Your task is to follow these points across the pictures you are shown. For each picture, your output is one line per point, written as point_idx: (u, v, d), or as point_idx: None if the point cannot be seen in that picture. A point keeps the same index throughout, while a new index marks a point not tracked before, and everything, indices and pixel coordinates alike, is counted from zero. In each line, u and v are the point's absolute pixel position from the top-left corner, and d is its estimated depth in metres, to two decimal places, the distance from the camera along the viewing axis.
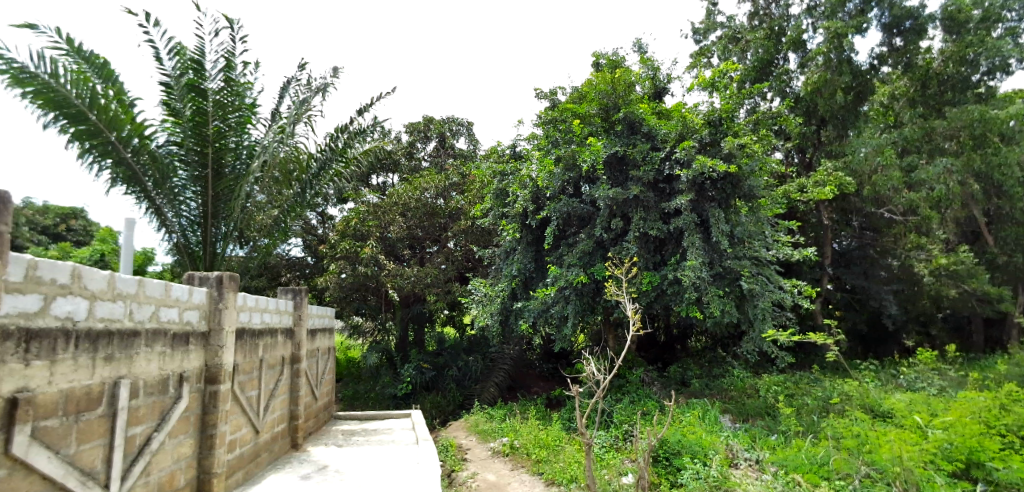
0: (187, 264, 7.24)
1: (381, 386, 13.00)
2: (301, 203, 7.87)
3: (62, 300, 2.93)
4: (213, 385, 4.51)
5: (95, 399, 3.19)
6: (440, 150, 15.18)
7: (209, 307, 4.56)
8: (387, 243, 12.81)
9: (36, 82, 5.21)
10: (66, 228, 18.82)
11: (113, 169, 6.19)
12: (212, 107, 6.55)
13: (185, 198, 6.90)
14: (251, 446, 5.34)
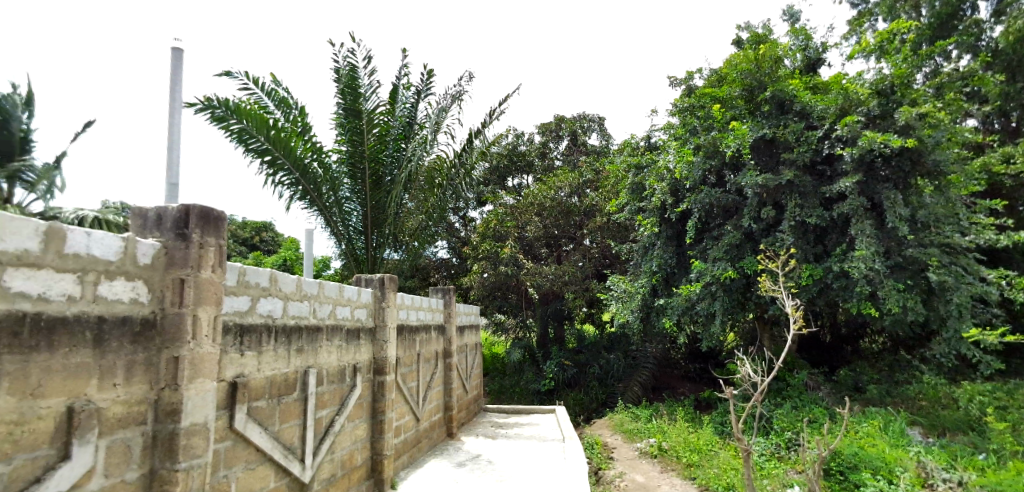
0: (354, 267, 8.17)
1: (525, 381, 13.43)
2: (446, 207, 8.40)
3: (264, 301, 3.47)
4: (381, 376, 5.00)
5: (292, 385, 3.72)
6: (573, 148, 15.24)
7: (374, 306, 5.07)
8: (525, 242, 13.15)
9: (233, 120, 6.22)
10: (260, 239, 22.23)
11: (293, 187, 7.17)
12: (370, 126, 7.28)
13: (350, 208, 7.74)
14: (413, 432, 5.82)
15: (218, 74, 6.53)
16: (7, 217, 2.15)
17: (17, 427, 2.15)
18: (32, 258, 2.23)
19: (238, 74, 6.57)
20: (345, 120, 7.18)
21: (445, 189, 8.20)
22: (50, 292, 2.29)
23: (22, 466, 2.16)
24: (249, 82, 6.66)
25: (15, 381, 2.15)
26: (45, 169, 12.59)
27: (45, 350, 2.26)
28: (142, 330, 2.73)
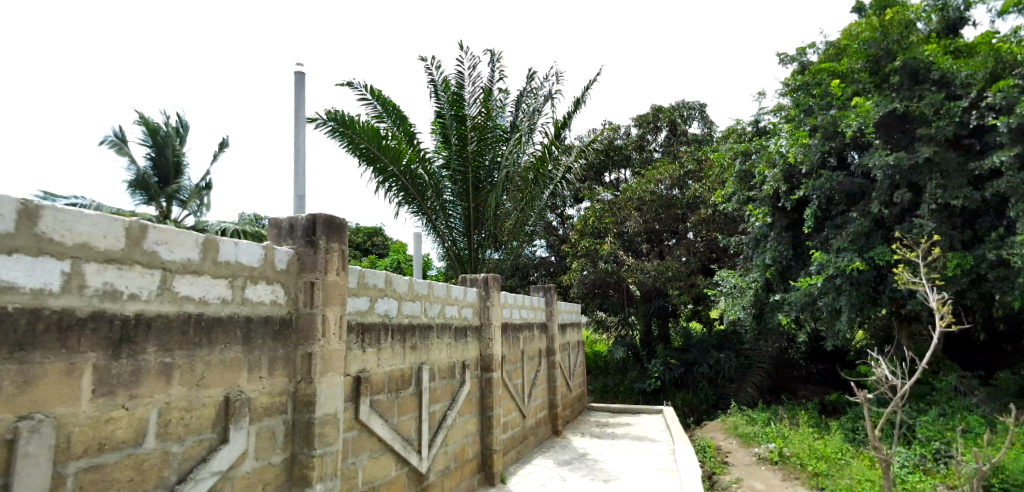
0: (457, 267, 8.51)
1: (629, 380, 13.20)
2: (541, 206, 8.54)
3: (381, 301, 3.72)
4: (488, 373, 5.15)
5: (408, 380, 3.95)
6: (673, 138, 14.72)
7: (479, 304, 5.23)
8: (625, 238, 12.89)
9: (350, 132, 6.71)
10: (372, 244, 23.82)
11: (401, 193, 7.60)
12: (472, 131, 7.53)
13: (452, 211, 8.06)
14: (520, 429, 5.92)
15: (341, 84, 7.09)
16: (176, 231, 2.61)
17: (187, 413, 2.57)
18: (194, 266, 2.68)
19: (358, 85, 7.11)
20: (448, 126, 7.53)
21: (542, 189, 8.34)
22: (208, 296, 2.72)
23: (192, 447, 2.58)
24: (367, 93, 7.17)
25: (184, 373, 2.57)
26: (195, 189, 14.43)
27: (206, 346, 2.68)
28: (281, 329, 3.10)
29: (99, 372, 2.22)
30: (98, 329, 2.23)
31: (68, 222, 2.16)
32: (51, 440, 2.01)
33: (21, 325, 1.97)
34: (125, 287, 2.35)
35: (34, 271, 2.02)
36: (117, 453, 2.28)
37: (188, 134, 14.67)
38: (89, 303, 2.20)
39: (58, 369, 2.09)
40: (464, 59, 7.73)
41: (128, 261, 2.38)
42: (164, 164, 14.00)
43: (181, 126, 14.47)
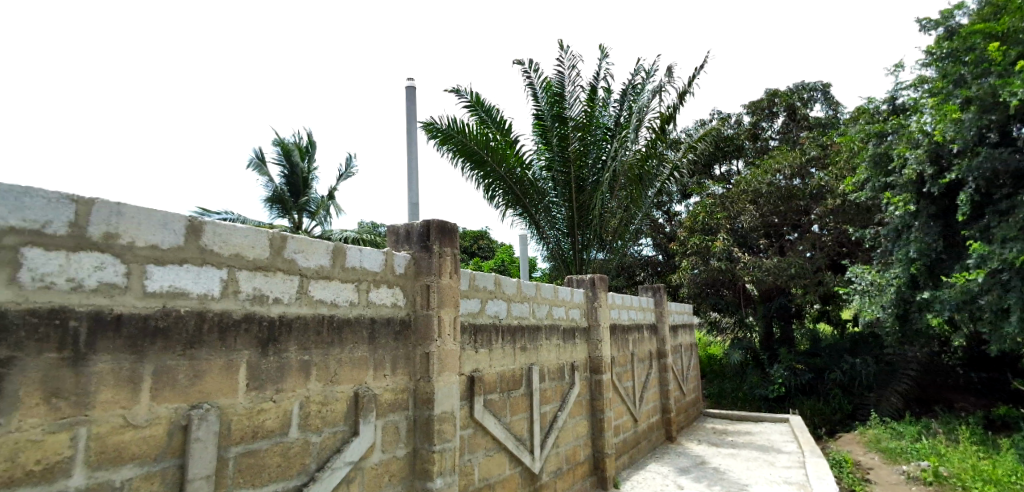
0: (562, 268, 8.52)
1: (748, 386, 12.32)
2: (645, 203, 8.31)
3: (491, 302, 3.82)
4: (597, 375, 5.09)
5: (519, 381, 4.02)
6: (792, 124, 13.64)
7: (587, 305, 5.19)
8: (739, 234, 12.14)
9: (457, 138, 7.08)
10: (478, 247, 24.70)
11: (505, 197, 7.80)
12: (573, 130, 7.50)
13: (556, 213, 8.09)
14: (632, 433, 5.78)
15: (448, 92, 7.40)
16: (309, 240, 2.92)
17: (323, 406, 2.84)
18: (325, 271, 2.96)
19: (464, 92, 7.38)
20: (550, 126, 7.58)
21: (647, 186, 8.10)
22: (338, 299, 2.98)
23: (328, 438, 2.84)
24: (472, 99, 7.42)
25: (320, 371, 2.84)
26: (322, 200, 15.82)
27: (337, 346, 2.94)
28: (401, 330, 3.29)
29: (252, 368, 2.55)
30: (249, 329, 2.56)
31: (224, 236, 2.55)
32: (216, 426, 2.36)
33: (191, 325, 2.35)
34: (270, 292, 2.68)
35: (199, 278, 2.41)
36: (267, 441, 2.57)
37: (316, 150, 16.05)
38: (242, 305, 2.55)
39: (219, 365, 2.43)
40: (564, 58, 7.72)
41: (272, 268, 2.72)
42: (296, 179, 15.44)
43: (310, 144, 15.87)
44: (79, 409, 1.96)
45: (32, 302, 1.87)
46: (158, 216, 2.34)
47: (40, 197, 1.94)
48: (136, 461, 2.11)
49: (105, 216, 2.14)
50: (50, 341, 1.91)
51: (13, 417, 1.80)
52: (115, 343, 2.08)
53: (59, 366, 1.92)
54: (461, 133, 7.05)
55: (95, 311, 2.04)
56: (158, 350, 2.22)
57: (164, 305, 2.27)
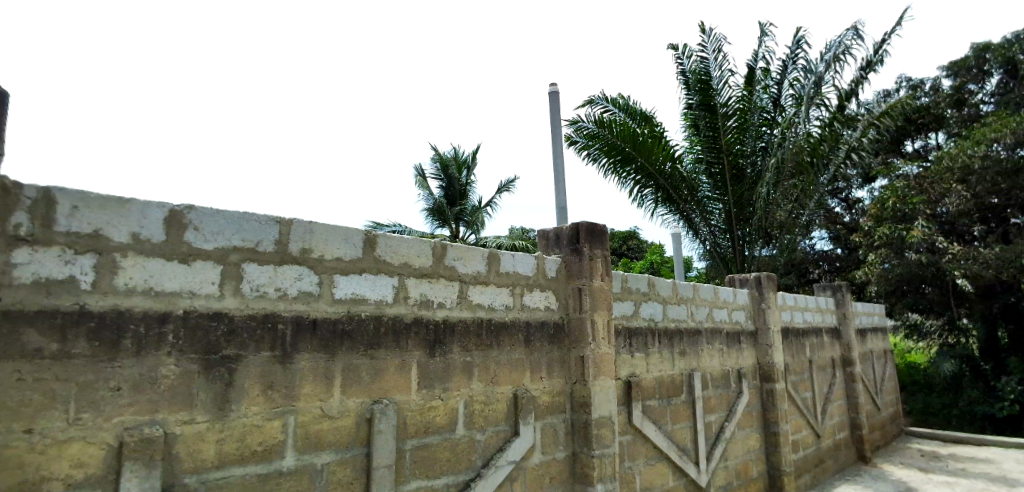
0: (722, 267, 8.24)
1: (965, 402, 10.45)
2: (819, 189, 7.67)
3: (645, 304, 3.69)
4: (769, 383, 4.65)
5: (679, 387, 3.83)
6: (1012, 82, 11.32)
7: (754, 307, 4.79)
8: (943, 222, 10.56)
9: (600, 140, 7.14)
10: (628, 248, 24.48)
11: (655, 195, 7.73)
12: (725, 118, 7.19)
13: (712, 208, 7.86)
14: (814, 450, 5.22)
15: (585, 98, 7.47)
16: (467, 247, 3.11)
17: (485, 406, 3.00)
18: (482, 276, 3.12)
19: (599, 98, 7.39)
20: (701, 121, 7.29)
21: (819, 171, 7.52)
22: (494, 303, 3.12)
23: (492, 436, 3.00)
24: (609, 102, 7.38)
25: (481, 371, 3.01)
26: (476, 210, 16.69)
27: (496, 347, 3.08)
28: (555, 333, 3.33)
29: (422, 368, 2.82)
30: (418, 331, 2.83)
31: (393, 245, 2.85)
32: (393, 420, 2.70)
33: (370, 328, 2.69)
34: (434, 297, 2.92)
35: (375, 286, 2.74)
36: (437, 436, 2.83)
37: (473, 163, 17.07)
38: (412, 310, 2.83)
39: (394, 365, 2.74)
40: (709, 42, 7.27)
41: (435, 275, 2.95)
42: (454, 192, 16.63)
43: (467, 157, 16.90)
44: (287, 400, 2.42)
45: (251, 309, 2.36)
46: (341, 232, 2.71)
47: (253, 221, 2.44)
48: (332, 448, 2.53)
49: (301, 235, 2.57)
50: (264, 342, 2.39)
51: (242, 405, 2.30)
52: (312, 343, 2.51)
53: (271, 362, 2.39)
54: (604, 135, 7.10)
55: (297, 316, 2.49)
56: (345, 350, 2.61)
57: (349, 310, 2.64)
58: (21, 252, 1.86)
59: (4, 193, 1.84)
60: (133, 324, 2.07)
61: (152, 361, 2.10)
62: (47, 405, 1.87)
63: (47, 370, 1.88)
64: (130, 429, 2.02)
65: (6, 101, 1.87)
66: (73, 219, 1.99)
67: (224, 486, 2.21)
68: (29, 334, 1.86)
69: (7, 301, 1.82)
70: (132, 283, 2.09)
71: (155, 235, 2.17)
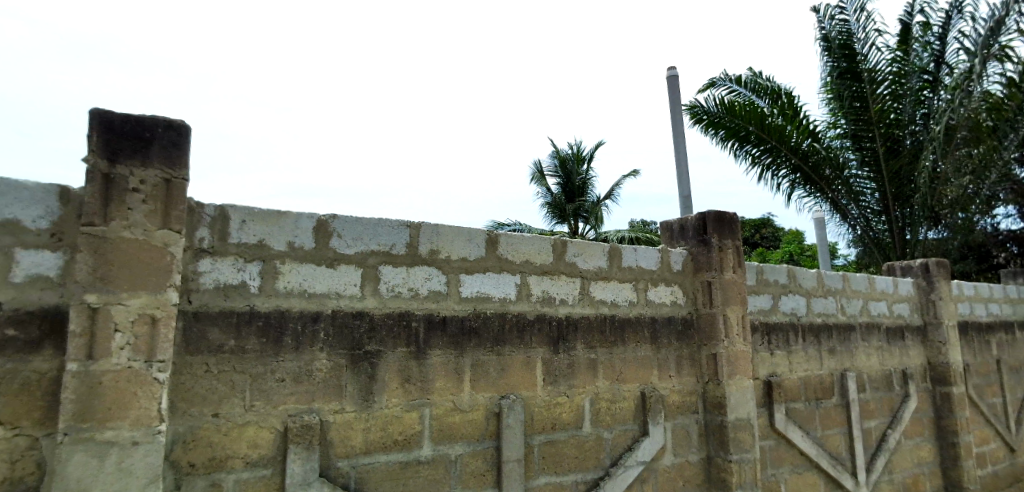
0: (878, 253, 8.03)
1: None
2: (1001, 158, 6.99)
3: (786, 298, 3.79)
4: (945, 387, 4.82)
5: (829, 388, 3.94)
6: None
7: (921, 298, 5.00)
8: None
9: (726, 123, 7.13)
10: (762, 236, 23.15)
11: (792, 176, 7.51)
12: (870, 84, 6.88)
13: (862, 188, 7.52)
14: (1007, 465, 5.26)
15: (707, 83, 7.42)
16: (587, 243, 3.13)
17: (612, 404, 3.07)
18: (604, 272, 3.16)
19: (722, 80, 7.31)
20: (845, 95, 7.03)
21: (1001, 136, 6.79)
22: (617, 299, 3.17)
23: (619, 435, 3.07)
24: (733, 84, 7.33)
25: (607, 369, 3.08)
26: (596, 205, 16.48)
27: (621, 344, 3.14)
28: (683, 329, 3.39)
29: (547, 365, 2.89)
30: (542, 328, 2.90)
31: (515, 243, 2.90)
32: (521, 415, 2.77)
33: (496, 325, 2.78)
34: (556, 294, 2.97)
35: (499, 283, 2.81)
36: (565, 432, 2.91)
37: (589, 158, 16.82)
38: (535, 307, 2.89)
39: (519, 361, 2.82)
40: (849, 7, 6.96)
41: (556, 272, 3.00)
42: (571, 188, 16.56)
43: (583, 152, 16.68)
44: (423, 393, 2.57)
45: (388, 308, 2.53)
46: (465, 232, 2.80)
47: (388, 225, 2.61)
48: (465, 441, 2.65)
49: (429, 237, 2.69)
50: (400, 339, 2.55)
51: (383, 397, 2.48)
52: (443, 339, 2.64)
53: (407, 358, 2.55)
54: (730, 117, 7.07)
55: (428, 314, 2.62)
56: (473, 346, 2.71)
57: (475, 308, 2.73)
58: (205, 262, 2.19)
59: (191, 212, 2.18)
60: (291, 323, 2.32)
61: (308, 356, 2.34)
62: (229, 393, 2.18)
63: (227, 363, 2.19)
64: (292, 416, 2.28)
65: (187, 132, 2.18)
66: (242, 231, 2.29)
67: (371, 471, 2.41)
68: (213, 331, 2.18)
69: (196, 304, 2.15)
70: (289, 286, 2.34)
71: (306, 242, 2.41)
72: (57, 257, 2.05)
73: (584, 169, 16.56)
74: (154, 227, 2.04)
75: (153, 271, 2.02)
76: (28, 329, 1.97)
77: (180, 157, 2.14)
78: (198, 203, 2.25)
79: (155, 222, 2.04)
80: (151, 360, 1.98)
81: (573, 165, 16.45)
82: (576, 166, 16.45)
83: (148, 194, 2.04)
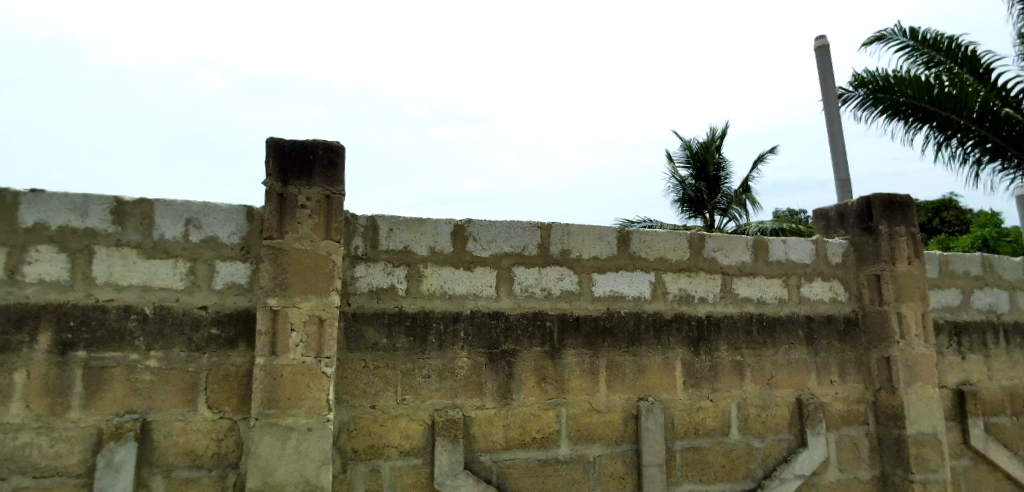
0: None
1: None
2: None
3: (981, 292, 3.25)
4: None
5: None
6: None
7: None
8: None
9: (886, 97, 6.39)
10: (942, 221, 20.12)
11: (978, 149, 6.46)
12: None
13: None
14: None
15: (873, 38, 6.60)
16: (728, 237, 2.94)
17: (763, 411, 2.87)
18: (749, 268, 2.96)
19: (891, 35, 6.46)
20: None
21: None
22: (765, 296, 2.95)
23: (772, 445, 2.85)
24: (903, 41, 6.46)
25: (756, 372, 2.88)
26: (735, 195, 15.22)
27: (771, 345, 2.91)
28: (848, 329, 3.06)
29: (687, 366, 2.77)
30: (680, 328, 2.78)
31: (648, 241, 2.81)
32: (661, 418, 2.67)
33: (631, 325, 2.71)
34: (695, 292, 2.84)
35: (632, 282, 2.75)
36: (710, 439, 2.76)
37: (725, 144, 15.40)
38: (672, 306, 2.79)
39: (658, 362, 2.73)
40: None
41: (694, 269, 2.86)
42: (705, 179, 15.32)
43: (717, 138, 15.33)
44: (560, 392, 2.58)
45: (522, 308, 2.58)
46: (596, 230, 2.76)
47: (520, 227, 2.65)
48: (603, 442, 2.61)
49: (560, 237, 2.69)
50: (536, 339, 2.58)
51: (521, 395, 2.53)
52: (577, 339, 2.63)
53: (542, 357, 2.58)
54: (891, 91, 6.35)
55: (561, 313, 2.63)
56: (608, 347, 2.67)
57: (608, 307, 2.69)
58: (361, 267, 2.42)
59: (347, 223, 2.42)
60: (435, 323, 2.47)
61: (450, 354, 2.47)
62: (384, 387, 2.38)
63: (382, 360, 2.39)
64: (439, 410, 2.42)
65: (343, 153, 2.39)
66: (391, 239, 2.48)
67: (511, 467, 2.47)
68: (369, 330, 2.39)
69: (354, 306, 2.39)
70: (432, 288, 2.49)
71: (445, 247, 2.54)
72: (245, 266, 2.38)
73: (719, 157, 15.22)
74: (319, 238, 2.28)
75: (319, 277, 2.26)
76: (227, 328, 2.33)
77: (339, 176, 2.36)
78: (353, 215, 2.48)
79: (320, 234, 2.29)
80: (321, 356, 2.22)
81: (707, 154, 15.20)
82: (710, 155, 15.18)
83: (313, 209, 2.29)
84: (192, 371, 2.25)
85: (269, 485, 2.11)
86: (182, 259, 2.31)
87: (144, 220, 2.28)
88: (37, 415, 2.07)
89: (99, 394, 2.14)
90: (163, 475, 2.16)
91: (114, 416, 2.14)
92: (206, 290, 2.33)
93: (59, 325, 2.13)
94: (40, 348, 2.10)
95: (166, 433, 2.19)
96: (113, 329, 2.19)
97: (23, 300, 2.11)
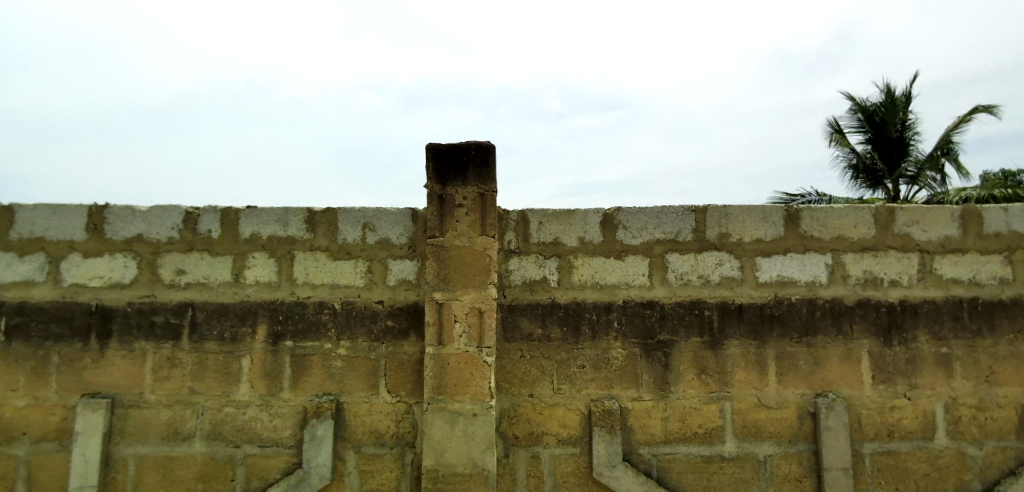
0: None
1: None
2: None
3: None
4: None
5: None
6: None
7: None
8: None
9: None
10: None
11: None
12: None
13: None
14: None
15: None
16: (927, 208, 2.53)
17: (979, 413, 2.42)
18: (956, 243, 2.52)
19: None
20: None
21: None
22: (980, 277, 2.49)
23: (993, 454, 2.40)
24: None
25: (969, 367, 2.44)
26: (926, 160, 13.01)
27: (989, 335, 2.45)
28: None
29: (875, 359, 2.44)
30: (867, 316, 2.46)
31: (822, 219, 2.52)
32: (845, 417, 2.37)
33: (804, 312, 2.46)
34: (884, 274, 2.49)
35: (804, 266, 2.50)
36: (909, 443, 2.40)
37: (910, 101, 13.21)
38: (853, 291, 2.48)
39: (839, 353, 2.44)
40: None
41: (882, 248, 2.51)
42: (884, 145, 13.31)
43: (900, 95, 13.19)
44: (722, 385, 2.44)
45: (678, 296, 2.48)
46: (757, 210, 2.54)
47: (672, 212, 2.54)
48: (774, 440, 2.41)
49: (717, 220, 2.53)
50: (694, 328, 2.46)
51: (680, 387, 2.44)
52: (740, 329, 2.45)
53: (702, 348, 2.45)
54: None
55: (721, 301, 2.47)
56: (777, 336, 2.45)
57: (776, 294, 2.47)
58: (514, 260, 2.52)
59: (500, 218, 2.52)
60: (587, 313, 2.47)
61: (604, 344, 2.46)
62: (540, 376, 2.45)
63: (538, 350, 2.46)
64: (595, 400, 2.42)
65: (492, 151, 2.47)
66: (541, 231, 2.54)
67: (673, 461, 2.39)
68: (524, 321, 2.48)
69: (510, 298, 2.49)
70: (584, 278, 2.50)
71: (595, 237, 2.53)
72: (413, 263, 2.58)
73: (902, 117, 13.12)
74: (476, 234, 2.42)
75: (477, 270, 2.40)
76: (400, 320, 2.54)
77: (491, 174, 2.45)
78: (505, 210, 2.58)
79: (476, 230, 2.42)
80: (481, 346, 2.35)
81: (887, 114, 13.14)
82: (891, 115, 13.10)
83: (469, 207, 2.43)
84: (373, 359, 2.51)
85: (442, 464, 2.29)
86: (360, 259, 2.58)
87: (330, 226, 2.60)
88: (260, 394, 2.50)
89: (304, 378, 2.50)
90: (354, 450, 2.45)
91: (315, 397, 2.49)
92: (382, 286, 2.57)
93: (272, 319, 2.54)
94: (259, 339, 2.53)
95: (355, 413, 2.48)
96: (311, 322, 2.54)
97: (246, 298, 2.56)
